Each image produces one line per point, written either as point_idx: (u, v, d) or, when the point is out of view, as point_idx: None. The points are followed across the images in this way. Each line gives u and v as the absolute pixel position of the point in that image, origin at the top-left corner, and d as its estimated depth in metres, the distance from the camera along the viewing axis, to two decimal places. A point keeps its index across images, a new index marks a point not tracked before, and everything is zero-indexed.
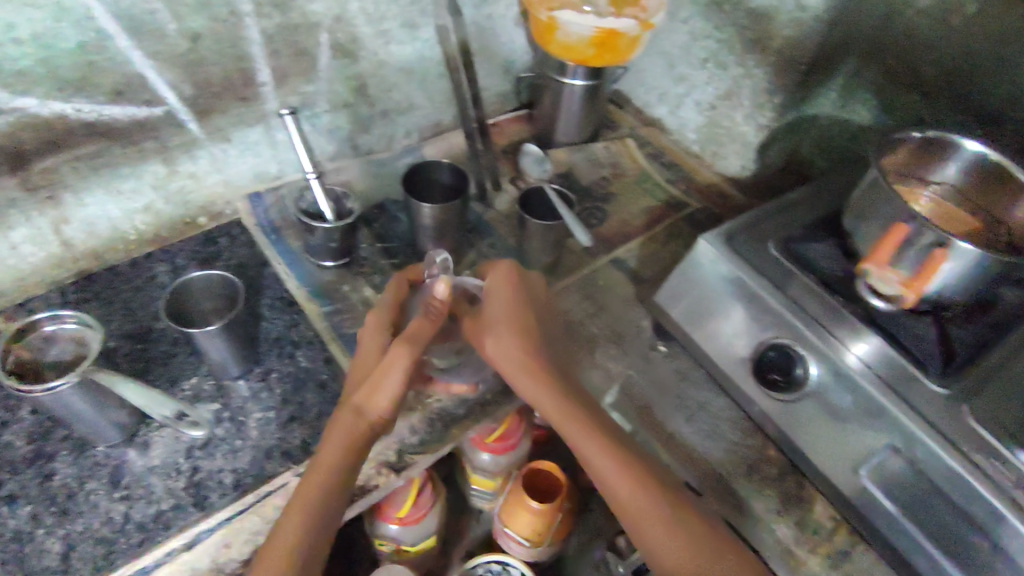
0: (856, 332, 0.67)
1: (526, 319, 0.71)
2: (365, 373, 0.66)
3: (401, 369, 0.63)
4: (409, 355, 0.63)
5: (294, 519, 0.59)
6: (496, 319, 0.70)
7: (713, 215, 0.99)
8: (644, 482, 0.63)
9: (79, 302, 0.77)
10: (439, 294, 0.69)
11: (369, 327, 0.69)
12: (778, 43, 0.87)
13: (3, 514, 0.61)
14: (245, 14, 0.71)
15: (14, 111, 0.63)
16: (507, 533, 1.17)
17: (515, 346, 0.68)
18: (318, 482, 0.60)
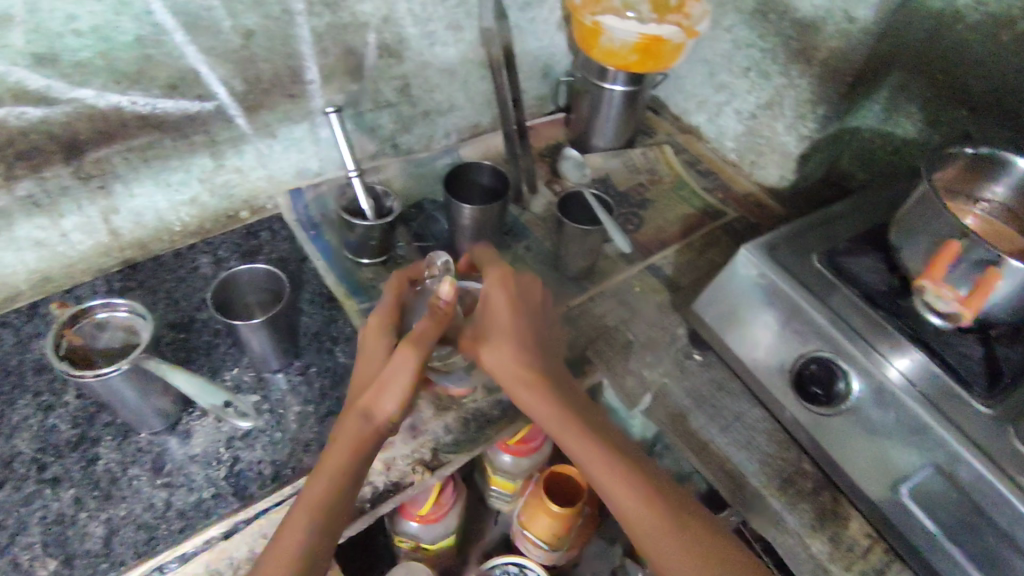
0: (898, 347, 0.66)
1: (524, 329, 0.70)
2: (368, 377, 0.64)
3: (408, 370, 0.61)
4: (418, 356, 0.61)
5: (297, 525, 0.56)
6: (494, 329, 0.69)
7: (750, 224, 0.98)
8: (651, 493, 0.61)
9: (124, 290, 0.78)
10: (444, 295, 0.66)
11: (372, 329, 0.67)
12: (823, 54, 0.86)
13: (49, 496, 0.62)
14: (297, 13, 0.72)
15: (72, 102, 0.65)
16: (524, 534, 1.17)
17: (513, 356, 0.67)
18: (323, 486, 0.58)
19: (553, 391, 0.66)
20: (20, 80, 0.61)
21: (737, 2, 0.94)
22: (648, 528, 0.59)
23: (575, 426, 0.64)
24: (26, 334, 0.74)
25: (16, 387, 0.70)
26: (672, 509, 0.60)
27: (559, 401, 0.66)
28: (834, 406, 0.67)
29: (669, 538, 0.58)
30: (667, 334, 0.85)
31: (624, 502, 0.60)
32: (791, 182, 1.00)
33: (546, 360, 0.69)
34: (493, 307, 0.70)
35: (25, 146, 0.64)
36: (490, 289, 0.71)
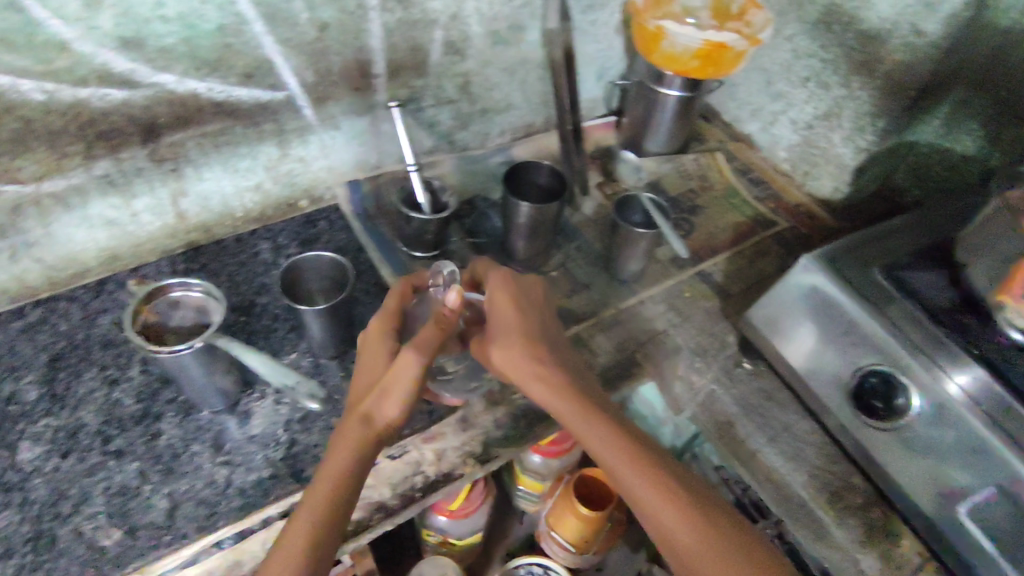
0: (957, 361, 0.64)
1: (533, 326, 0.68)
2: (369, 382, 0.62)
3: (410, 375, 0.59)
4: (419, 360, 0.59)
5: (303, 525, 0.55)
6: (500, 328, 0.67)
7: (802, 235, 0.97)
8: (673, 489, 0.58)
9: (187, 272, 0.80)
10: (451, 304, 0.63)
11: (372, 333, 0.65)
12: (887, 67, 0.85)
13: (113, 468, 0.64)
14: (371, 8, 0.74)
15: (154, 86, 0.67)
16: (550, 535, 1.17)
17: (522, 353, 0.65)
18: (326, 487, 0.57)
19: (569, 386, 0.64)
20: (106, 63, 0.63)
21: (800, 12, 0.94)
22: (672, 527, 0.57)
23: (592, 419, 0.62)
24: (93, 309, 0.76)
25: (82, 360, 0.72)
26: (694, 510, 0.57)
27: (572, 395, 0.64)
28: (894, 420, 0.67)
29: (693, 540, 0.56)
30: (716, 340, 0.84)
31: (647, 500, 0.58)
32: (846, 194, 0.99)
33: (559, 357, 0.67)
34: (499, 306, 0.69)
35: (106, 127, 0.67)
36: (494, 291, 0.70)
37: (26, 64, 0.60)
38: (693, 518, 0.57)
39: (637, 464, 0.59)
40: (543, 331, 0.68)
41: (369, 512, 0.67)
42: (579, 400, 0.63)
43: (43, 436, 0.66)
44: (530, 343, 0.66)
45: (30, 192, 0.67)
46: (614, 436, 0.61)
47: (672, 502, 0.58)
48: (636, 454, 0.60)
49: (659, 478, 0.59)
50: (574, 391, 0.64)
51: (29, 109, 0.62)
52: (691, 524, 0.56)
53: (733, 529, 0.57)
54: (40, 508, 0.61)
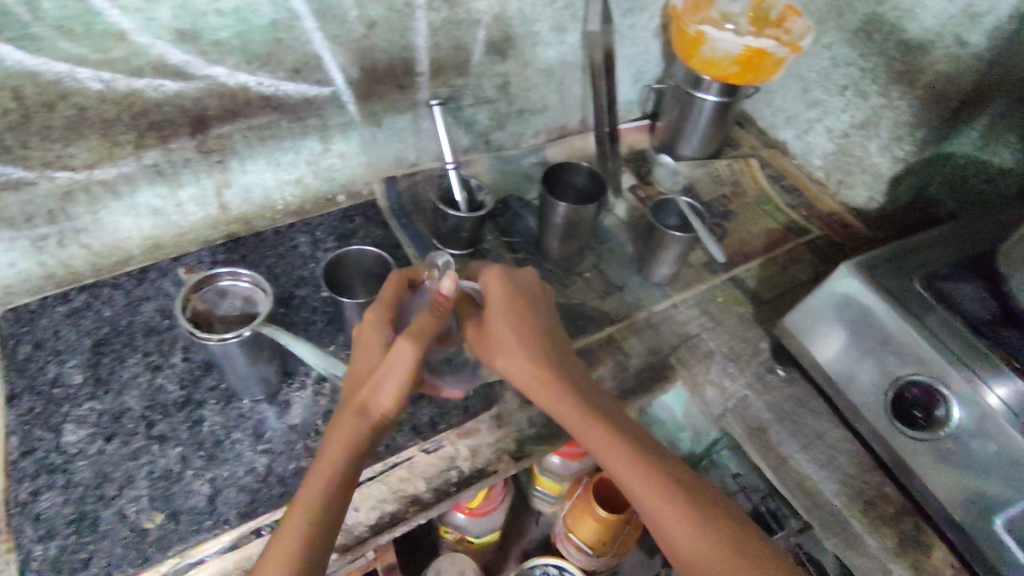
0: (998, 373, 0.63)
1: (531, 323, 0.66)
2: (362, 374, 0.59)
3: (404, 366, 0.56)
4: (416, 351, 0.56)
5: (295, 525, 0.53)
6: (495, 326, 0.65)
7: (835, 244, 0.97)
8: (675, 492, 0.58)
9: (227, 262, 0.82)
10: (446, 291, 0.63)
11: (367, 324, 0.62)
12: (929, 77, 0.85)
13: (156, 452, 0.65)
14: (418, 6, 0.75)
15: (207, 78, 0.68)
16: (569, 537, 1.16)
17: (522, 356, 0.64)
18: (319, 487, 0.55)
19: (568, 385, 0.63)
20: (161, 54, 0.64)
21: (840, 20, 0.93)
22: (672, 530, 0.56)
23: (592, 419, 0.61)
24: (136, 297, 0.77)
25: (126, 346, 0.73)
26: (697, 511, 0.57)
27: (573, 396, 0.62)
28: (934, 430, 0.66)
29: (694, 544, 0.55)
30: (749, 346, 0.84)
31: (650, 503, 0.57)
32: (880, 204, 0.98)
33: (558, 354, 0.66)
34: (493, 302, 0.66)
35: (158, 118, 0.68)
36: (487, 284, 0.67)
37: (83, 53, 0.60)
38: (695, 522, 0.56)
39: (638, 465, 0.58)
40: (539, 327, 0.66)
41: (403, 505, 0.67)
42: (580, 401, 0.62)
43: (87, 419, 0.67)
44: (528, 342, 0.64)
45: (81, 179, 0.68)
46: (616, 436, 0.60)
47: (675, 505, 0.57)
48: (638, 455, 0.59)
49: (660, 479, 0.58)
50: (574, 390, 0.63)
51: (85, 97, 0.63)
52: (692, 529, 0.56)
53: (737, 531, 0.56)
54: (84, 489, 0.62)
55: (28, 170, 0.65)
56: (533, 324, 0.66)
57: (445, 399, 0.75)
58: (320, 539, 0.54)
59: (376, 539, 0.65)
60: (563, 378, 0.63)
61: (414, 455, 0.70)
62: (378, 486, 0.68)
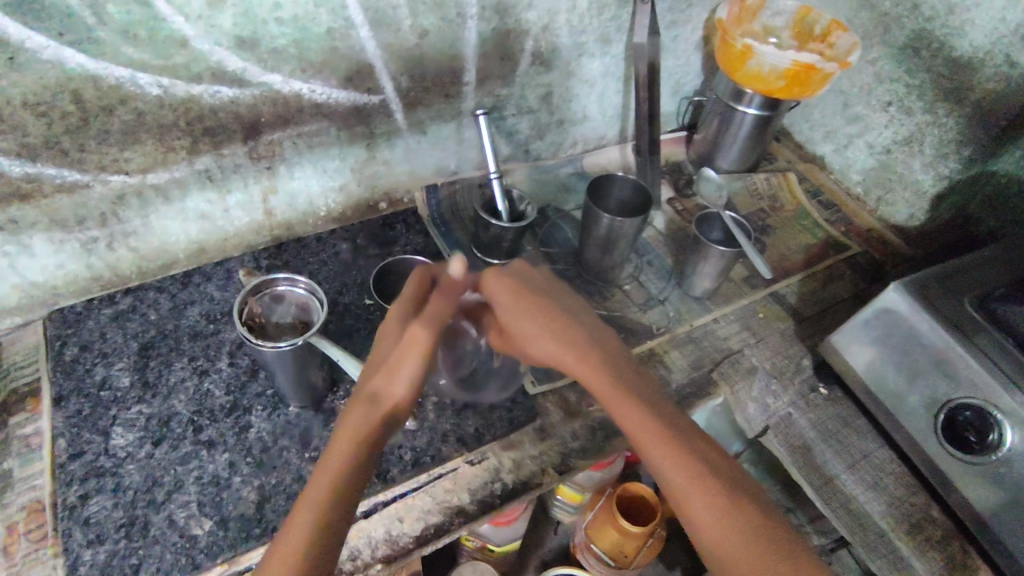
0: None
1: (548, 307, 0.62)
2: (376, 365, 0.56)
3: (416, 347, 0.55)
4: (427, 333, 0.55)
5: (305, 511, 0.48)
6: (505, 317, 0.62)
7: (874, 260, 0.97)
8: (707, 487, 0.52)
9: (271, 267, 0.82)
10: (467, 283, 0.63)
11: (382, 318, 0.60)
12: (977, 95, 0.84)
13: (204, 458, 0.65)
14: (470, 16, 0.75)
15: (262, 85, 0.68)
16: (589, 547, 1.15)
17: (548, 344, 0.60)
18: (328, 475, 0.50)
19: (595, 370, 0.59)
20: (220, 61, 0.65)
21: (886, 35, 0.93)
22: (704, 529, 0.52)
23: (622, 404, 0.57)
24: (181, 300, 0.78)
25: (173, 350, 0.73)
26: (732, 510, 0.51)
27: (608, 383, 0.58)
28: (985, 454, 0.66)
29: (724, 547, 0.50)
30: (792, 363, 0.84)
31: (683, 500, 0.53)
32: (921, 221, 0.97)
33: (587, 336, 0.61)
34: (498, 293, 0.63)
35: (212, 123, 0.68)
36: (491, 279, 0.64)
37: (145, 58, 0.61)
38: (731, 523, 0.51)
39: (664, 454, 0.54)
40: (558, 310, 0.62)
41: (448, 517, 0.66)
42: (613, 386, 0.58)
43: (135, 422, 0.67)
44: (545, 328, 0.61)
45: (134, 183, 0.69)
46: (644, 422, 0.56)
47: (707, 502, 0.52)
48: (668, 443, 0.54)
49: (693, 471, 0.53)
50: (601, 375, 0.58)
51: (143, 102, 0.63)
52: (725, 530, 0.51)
53: (783, 539, 0.51)
54: (134, 494, 0.62)
55: (83, 173, 0.65)
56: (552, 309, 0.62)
57: (489, 410, 0.74)
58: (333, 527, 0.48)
59: (420, 551, 0.64)
60: (588, 364, 0.59)
61: (459, 467, 0.69)
62: (422, 496, 0.67)
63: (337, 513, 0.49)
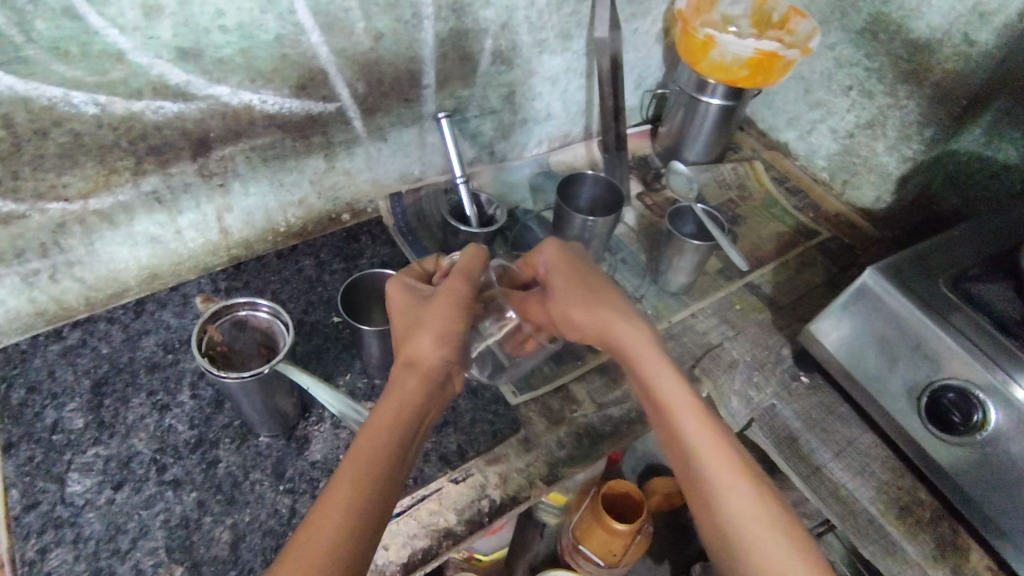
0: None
1: (592, 278, 0.65)
2: (402, 333, 0.57)
3: (444, 309, 0.57)
4: (457, 294, 0.58)
5: (334, 508, 0.45)
6: (554, 278, 0.65)
7: (844, 245, 0.97)
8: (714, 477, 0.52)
9: (230, 290, 0.78)
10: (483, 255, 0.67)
11: (396, 291, 0.60)
12: (936, 76, 0.85)
13: (171, 499, 0.61)
14: (426, 16, 0.72)
15: (209, 98, 0.64)
16: (577, 549, 1.12)
17: (587, 301, 0.63)
18: (376, 436, 0.50)
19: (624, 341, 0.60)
20: (162, 74, 0.61)
21: (844, 20, 0.93)
22: (704, 512, 0.52)
23: (640, 346, 0.60)
24: (135, 331, 0.73)
25: (129, 386, 0.68)
26: (742, 506, 0.51)
27: (632, 328, 0.61)
28: (969, 434, 0.65)
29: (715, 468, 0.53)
30: (772, 354, 0.83)
31: (682, 425, 0.55)
32: (887, 203, 0.98)
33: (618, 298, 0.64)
34: (543, 265, 0.67)
35: (158, 141, 0.64)
36: (541, 252, 0.68)
37: (79, 75, 0.57)
38: (733, 514, 0.51)
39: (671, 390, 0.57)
40: (604, 282, 0.65)
41: (436, 540, 0.63)
42: (634, 330, 0.61)
43: (92, 466, 0.62)
44: (580, 296, 0.63)
45: (76, 210, 0.64)
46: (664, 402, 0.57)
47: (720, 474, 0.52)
48: (689, 426, 0.55)
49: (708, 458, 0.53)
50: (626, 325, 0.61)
51: (80, 122, 0.59)
52: (723, 519, 0.51)
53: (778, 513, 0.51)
54: (95, 544, 0.57)
55: (19, 203, 0.61)
56: (588, 278, 0.65)
57: (470, 425, 0.71)
58: (364, 520, 0.46)
59: None
60: (629, 330, 0.61)
61: (443, 486, 0.66)
62: (406, 520, 0.64)
63: (377, 487, 0.47)
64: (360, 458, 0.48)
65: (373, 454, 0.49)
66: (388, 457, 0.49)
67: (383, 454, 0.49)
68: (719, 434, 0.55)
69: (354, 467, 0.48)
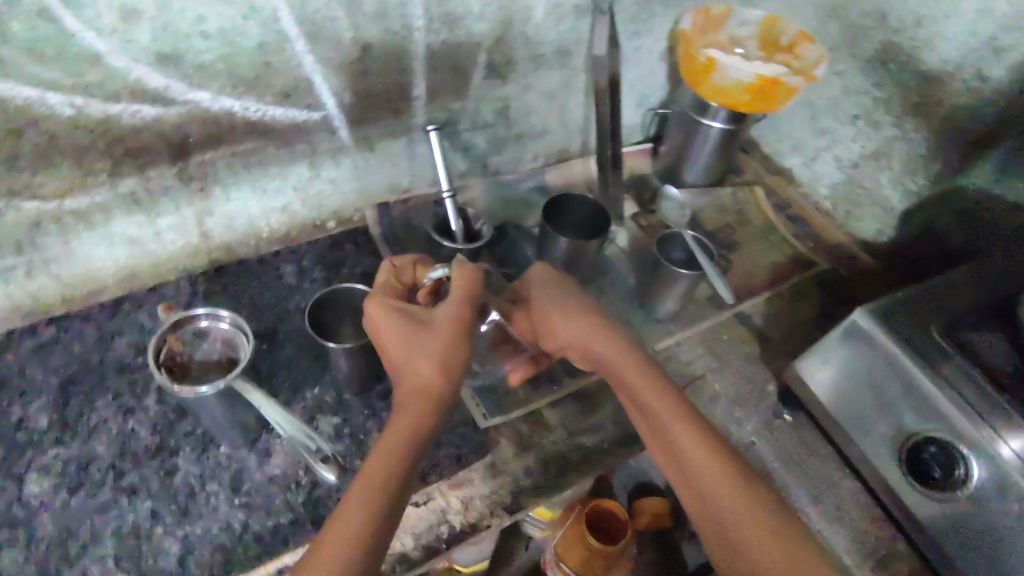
0: (1014, 423, 0.60)
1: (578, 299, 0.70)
2: (405, 356, 0.58)
3: (448, 334, 0.59)
4: (465, 318, 0.60)
5: (350, 519, 0.48)
6: (546, 300, 0.70)
7: (841, 278, 0.94)
8: (712, 483, 0.57)
9: (207, 294, 0.77)
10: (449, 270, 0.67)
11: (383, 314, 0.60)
12: (946, 111, 0.82)
13: (124, 506, 0.61)
14: (417, 28, 0.71)
15: (189, 103, 0.64)
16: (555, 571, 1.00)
17: (579, 322, 0.68)
18: (391, 449, 0.53)
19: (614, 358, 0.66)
20: (140, 78, 0.60)
21: (854, 47, 0.90)
22: (701, 510, 0.57)
23: (628, 364, 0.65)
24: (108, 331, 0.73)
25: (96, 387, 0.68)
26: (744, 510, 0.55)
27: (620, 346, 0.66)
28: (950, 491, 0.63)
29: (713, 473, 0.57)
30: (755, 389, 0.81)
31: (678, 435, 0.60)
32: (889, 237, 0.95)
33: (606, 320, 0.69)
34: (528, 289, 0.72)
35: (136, 144, 0.64)
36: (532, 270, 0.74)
37: (55, 77, 0.56)
38: (736, 516, 0.55)
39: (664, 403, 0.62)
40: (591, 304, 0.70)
41: (390, 564, 0.62)
42: (623, 349, 0.66)
43: (51, 468, 0.62)
44: (564, 308, 0.68)
45: (51, 209, 0.64)
46: (659, 416, 0.61)
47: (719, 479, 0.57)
48: (686, 438, 0.59)
49: (704, 466, 0.58)
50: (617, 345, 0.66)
51: (55, 123, 0.59)
52: (727, 519, 0.55)
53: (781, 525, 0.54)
54: (45, 548, 0.57)
55: None
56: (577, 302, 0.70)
57: (436, 448, 0.70)
58: (383, 528, 0.49)
59: None
60: (618, 349, 0.66)
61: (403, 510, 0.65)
62: None
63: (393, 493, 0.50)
64: (375, 469, 0.51)
65: (387, 466, 0.52)
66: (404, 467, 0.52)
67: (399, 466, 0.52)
68: (709, 439, 0.59)
69: (367, 483, 0.50)
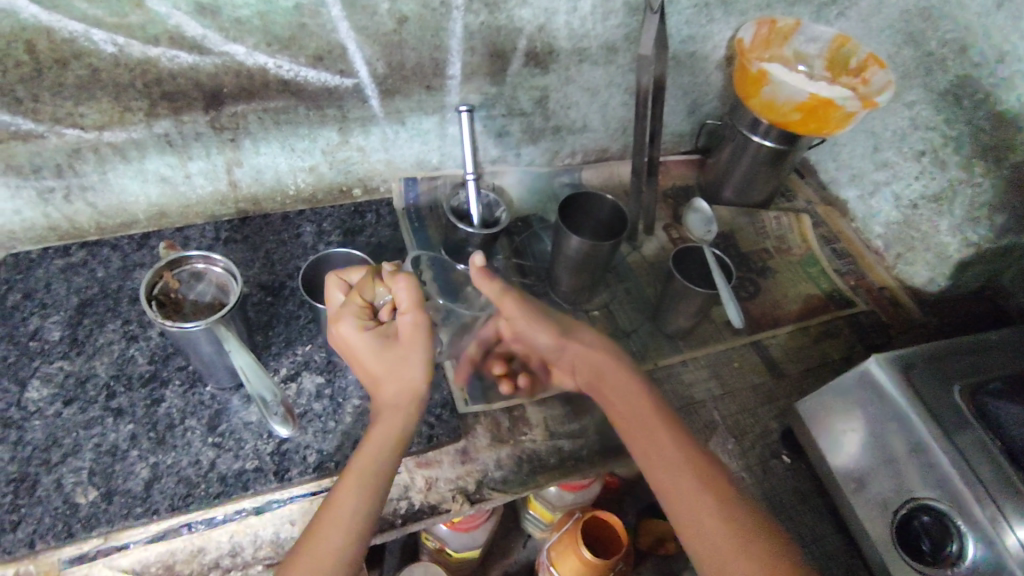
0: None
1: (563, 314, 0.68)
2: (377, 369, 0.57)
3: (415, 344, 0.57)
4: (424, 318, 0.57)
5: (330, 527, 0.50)
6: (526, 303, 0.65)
7: (880, 323, 0.88)
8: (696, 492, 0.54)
9: (228, 241, 0.81)
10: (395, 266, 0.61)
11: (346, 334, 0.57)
12: (1019, 158, 0.74)
13: (108, 426, 0.64)
14: (455, 7, 0.70)
15: (223, 55, 0.66)
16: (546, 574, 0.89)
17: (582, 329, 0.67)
18: (370, 455, 0.54)
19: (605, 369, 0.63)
20: (179, 25, 0.63)
21: (927, 78, 0.84)
22: (687, 524, 0.53)
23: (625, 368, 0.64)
24: (132, 262, 0.77)
25: (109, 311, 0.73)
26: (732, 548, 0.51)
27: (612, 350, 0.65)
28: (938, 567, 0.58)
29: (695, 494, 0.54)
30: (757, 424, 0.77)
31: (664, 442, 0.58)
32: (940, 287, 0.88)
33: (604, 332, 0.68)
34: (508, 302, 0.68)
35: (171, 88, 0.67)
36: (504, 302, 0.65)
37: (99, 14, 0.60)
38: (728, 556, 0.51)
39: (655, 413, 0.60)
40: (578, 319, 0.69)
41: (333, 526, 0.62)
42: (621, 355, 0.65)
43: (53, 378, 0.67)
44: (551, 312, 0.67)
45: (91, 139, 0.68)
46: (646, 429, 0.59)
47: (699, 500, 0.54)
48: (665, 458, 0.56)
49: (687, 472, 0.55)
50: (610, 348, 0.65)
51: (98, 59, 0.62)
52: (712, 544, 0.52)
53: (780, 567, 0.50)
54: (31, 450, 0.61)
55: (38, 123, 0.64)
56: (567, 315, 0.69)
57: None
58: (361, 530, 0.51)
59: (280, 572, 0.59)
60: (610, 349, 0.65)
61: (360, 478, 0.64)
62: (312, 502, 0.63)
63: (373, 501, 0.52)
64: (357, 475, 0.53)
65: (367, 471, 0.53)
66: (387, 474, 0.54)
67: (379, 472, 0.53)
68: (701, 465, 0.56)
69: (348, 494, 0.52)
